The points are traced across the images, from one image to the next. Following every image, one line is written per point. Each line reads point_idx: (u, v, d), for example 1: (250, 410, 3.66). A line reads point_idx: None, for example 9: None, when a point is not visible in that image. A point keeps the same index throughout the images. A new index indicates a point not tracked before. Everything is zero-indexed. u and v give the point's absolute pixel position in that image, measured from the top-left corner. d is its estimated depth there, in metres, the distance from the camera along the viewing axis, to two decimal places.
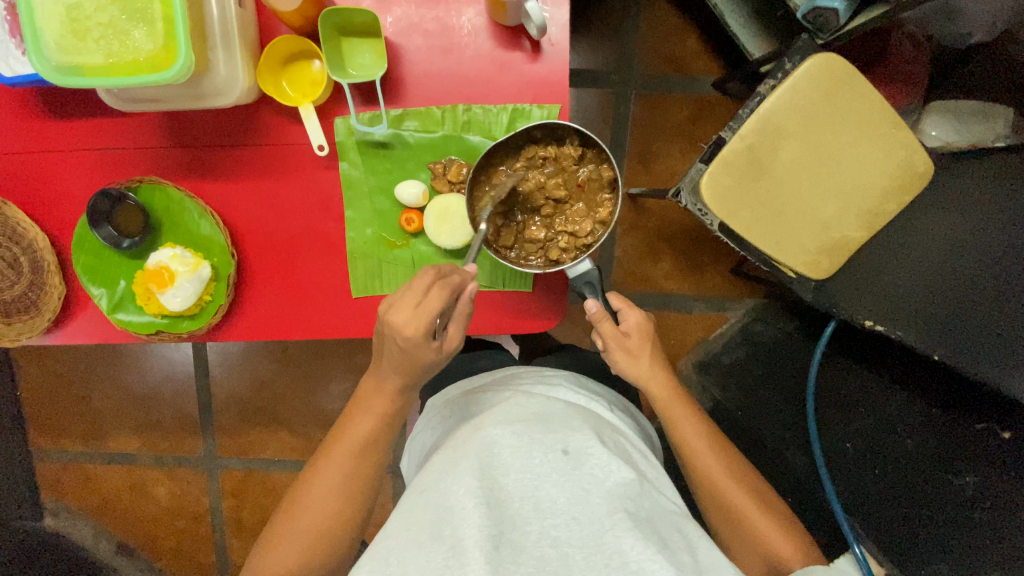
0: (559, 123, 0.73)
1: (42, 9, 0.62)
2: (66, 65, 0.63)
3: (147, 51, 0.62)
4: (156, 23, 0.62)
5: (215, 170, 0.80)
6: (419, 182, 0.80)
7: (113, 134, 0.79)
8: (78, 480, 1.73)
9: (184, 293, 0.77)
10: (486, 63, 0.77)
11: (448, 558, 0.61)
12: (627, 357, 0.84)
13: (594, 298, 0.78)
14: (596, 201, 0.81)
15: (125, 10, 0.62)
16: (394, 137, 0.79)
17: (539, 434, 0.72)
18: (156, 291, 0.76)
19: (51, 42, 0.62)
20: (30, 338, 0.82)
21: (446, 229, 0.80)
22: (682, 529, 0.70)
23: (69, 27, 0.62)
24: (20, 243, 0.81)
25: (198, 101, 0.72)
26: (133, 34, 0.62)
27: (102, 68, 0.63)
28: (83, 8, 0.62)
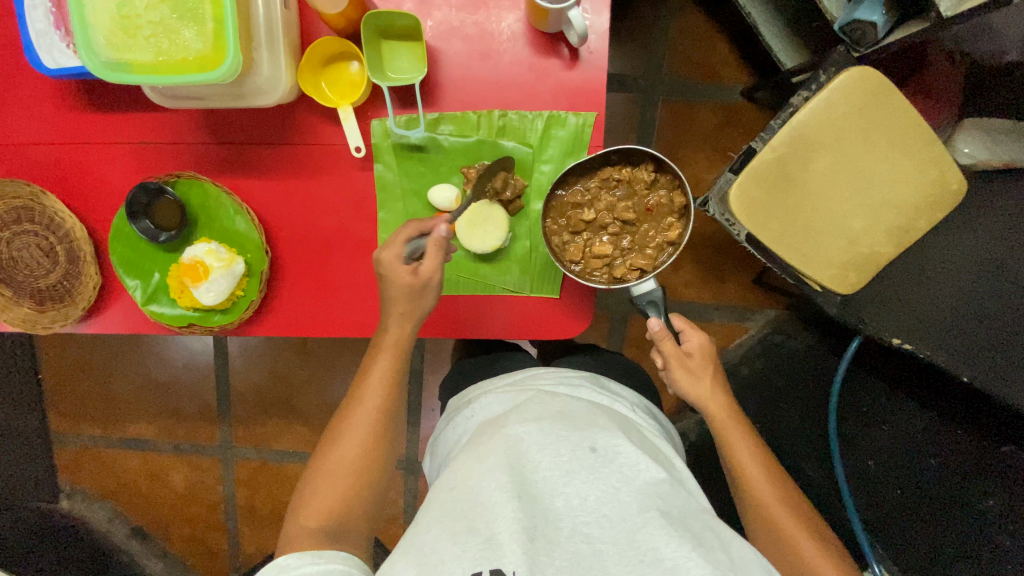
0: (637, 147, 0.74)
1: (92, 5, 0.63)
2: (115, 61, 0.64)
3: (196, 50, 0.63)
4: (206, 24, 0.63)
5: (250, 165, 0.80)
6: (452, 186, 0.80)
7: (152, 128, 0.80)
8: (96, 464, 1.76)
9: (218, 287, 0.77)
10: (524, 70, 0.77)
11: (482, 550, 0.62)
12: (688, 377, 0.83)
13: (658, 317, 0.79)
14: (664, 225, 0.80)
15: (175, 9, 0.63)
16: (430, 140, 0.79)
17: (566, 431, 0.72)
18: (189, 285, 0.77)
19: (102, 38, 0.63)
20: (63, 326, 0.83)
21: (483, 235, 0.80)
22: (714, 529, 0.67)
23: (119, 24, 0.63)
24: (56, 234, 0.82)
25: (240, 100, 0.73)
26: (183, 33, 0.63)
27: (150, 66, 0.64)
28: (133, 6, 0.63)
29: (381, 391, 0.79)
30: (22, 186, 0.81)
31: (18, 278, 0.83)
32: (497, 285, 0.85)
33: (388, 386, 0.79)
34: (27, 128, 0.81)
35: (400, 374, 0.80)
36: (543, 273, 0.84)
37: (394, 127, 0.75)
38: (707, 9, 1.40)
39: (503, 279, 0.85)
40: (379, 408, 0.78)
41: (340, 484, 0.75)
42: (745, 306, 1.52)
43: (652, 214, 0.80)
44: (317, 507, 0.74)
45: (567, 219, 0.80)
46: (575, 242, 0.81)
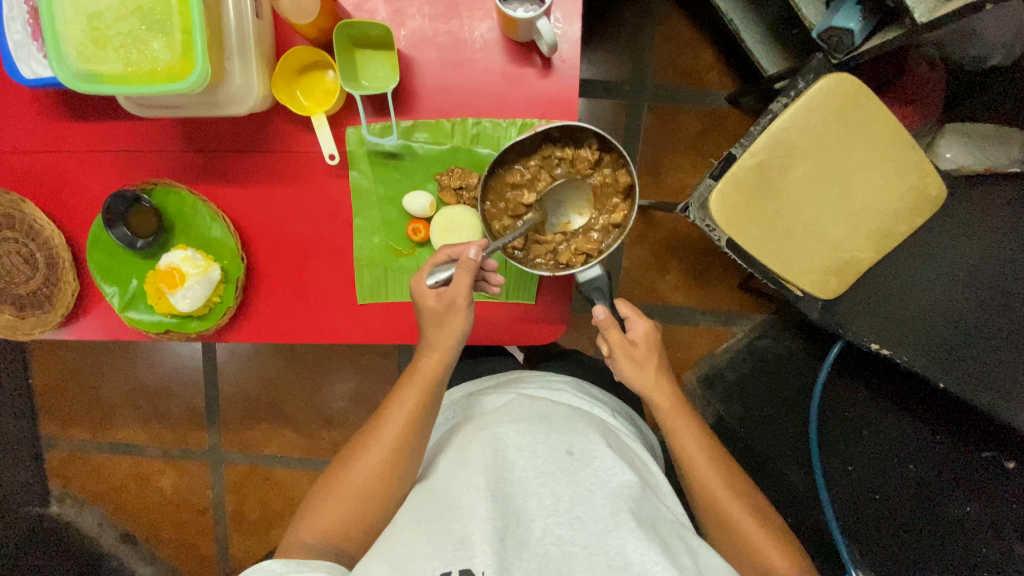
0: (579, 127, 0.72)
1: (63, 17, 0.64)
2: (86, 72, 0.65)
3: (165, 61, 0.64)
4: (176, 35, 0.63)
5: (227, 173, 0.81)
6: (427, 193, 0.81)
7: (129, 136, 0.81)
8: (86, 469, 1.76)
9: (194, 294, 0.78)
10: (497, 78, 0.78)
11: (455, 548, 0.62)
12: (633, 366, 0.81)
13: (602, 304, 0.78)
14: (609, 205, 0.79)
15: (145, 20, 0.63)
16: (404, 148, 0.80)
17: (544, 434, 0.72)
18: (166, 291, 0.78)
19: (73, 49, 0.64)
20: (42, 333, 0.84)
21: (454, 235, 0.81)
22: (682, 536, 0.69)
23: (90, 35, 0.64)
24: (36, 243, 0.83)
25: (212, 109, 0.73)
26: (152, 44, 0.64)
27: (120, 76, 0.65)
28: (104, 17, 0.63)
29: (407, 410, 0.77)
30: (2, 195, 0.81)
31: None
32: (474, 291, 0.86)
33: (410, 405, 0.77)
34: (7, 136, 0.82)
35: (427, 393, 0.78)
36: (522, 277, 0.86)
37: (368, 135, 0.75)
38: (691, 16, 1.41)
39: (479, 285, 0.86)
40: (404, 427, 0.76)
41: (347, 498, 0.74)
42: (731, 311, 1.52)
43: (596, 194, 0.79)
44: (323, 518, 0.73)
45: (507, 201, 0.79)
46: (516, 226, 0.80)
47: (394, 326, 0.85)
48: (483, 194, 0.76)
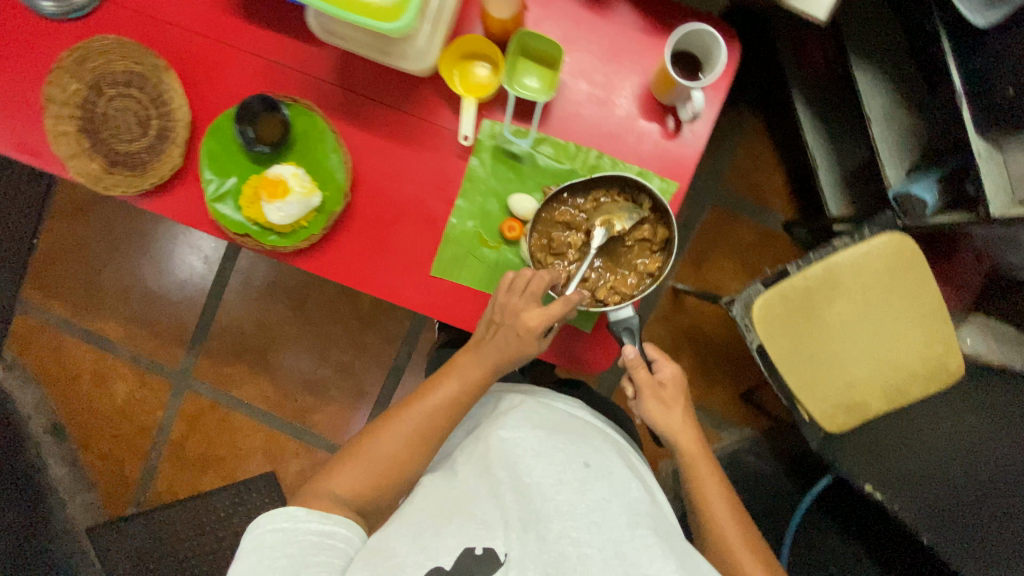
0: (631, 180, 0.78)
1: None
2: None
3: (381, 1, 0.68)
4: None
5: (362, 118, 0.86)
6: (532, 199, 0.86)
7: (289, 54, 0.86)
8: (49, 347, 1.70)
9: (289, 211, 0.81)
10: (631, 125, 0.85)
11: (479, 529, 0.73)
12: (659, 406, 0.85)
13: (632, 344, 0.81)
14: (646, 256, 0.85)
15: None
16: (528, 154, 0.85)
17: (564, 446, 0.81)
18: (265, 199, 0.81)
19: None
20: (121, 194, 0.86)
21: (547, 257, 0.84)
22: (689, 552, 0.74)
23: None
24: (156, 112, 0.86)
25: (384, 57, 0.79)
26: None
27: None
28: None
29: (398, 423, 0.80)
30: (148, 58, 0.85)
31: (101, 135, 0.87)
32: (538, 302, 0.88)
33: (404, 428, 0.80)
34: (177, 12, 0.86)
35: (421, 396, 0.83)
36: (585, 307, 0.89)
37: (506, 131, 0.82)
38: (776, 141, 1.54)
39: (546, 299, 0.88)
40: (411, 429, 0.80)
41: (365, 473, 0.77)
42: (724, 415, 1.58)
43: (635, 248, 0.84)
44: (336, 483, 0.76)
45: (552, 240, 0.84)
46: (559, 261, 0.85)
47: (454, 308, 0.88)
48: (531, 228, 0.81)
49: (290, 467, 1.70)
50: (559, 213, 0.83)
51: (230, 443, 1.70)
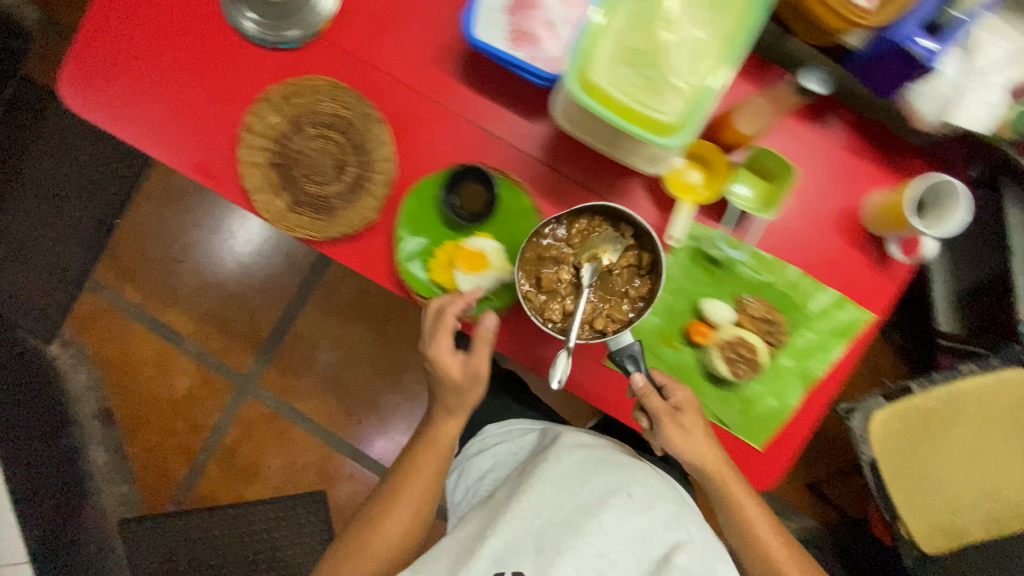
0: (616, 208, 0.75)
1: (604, 31, 0.62)
2: (589, 81, 0.63)
3: (665, 113, 0.62)
4: (681, 81, 0.62)
5: (562, 198, 0.84)
6: (727, 305, 0.81)
7: (500, 122, 0.83)
8: (113, 331, 1.64)
9: (484, 285, 0.82)
10: (835, 248, 0.83)
11: (508, 552, 0.72)
12: (680, 432, 0.78)
13: (638, 371, 0.76)
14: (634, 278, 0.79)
15: (675, 72, 0.62)
16: (728, 260, 0.82)
17: (597, 477, 0.79)
18: (461, 270, 0.82)
19: (593, 60, 0.62)
20: (306, 237, 0.84)
21: (738, 370, 0.81)
22: None
23: (618, 59, 0.62)
24: (353, 159, 0.83)
25: (622, 154, 0.76)
26: (665, 94, 0.62)
27: (616, 104, 0.63)
28: (640, 51, 0.62)
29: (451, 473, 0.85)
30: (360, 105, 0.82)
31: (291, 173, 0.83)
32: (711, 410, 0.84)
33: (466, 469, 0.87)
34: (390, 59, 0.83)
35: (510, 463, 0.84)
36: (760, 422, 0.84)
37: (724, 243, 0.80)
38: None
39: (721, 408, 0.84)
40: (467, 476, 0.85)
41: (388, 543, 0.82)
42: (792, 505, 1.57)
43: (624, 275, 0.79)
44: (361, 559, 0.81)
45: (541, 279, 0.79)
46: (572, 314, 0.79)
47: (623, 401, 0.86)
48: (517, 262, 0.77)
49: (341, 490, 1.65)
50: (544, 247, 0.79)
51: (284, 456, 1.65)
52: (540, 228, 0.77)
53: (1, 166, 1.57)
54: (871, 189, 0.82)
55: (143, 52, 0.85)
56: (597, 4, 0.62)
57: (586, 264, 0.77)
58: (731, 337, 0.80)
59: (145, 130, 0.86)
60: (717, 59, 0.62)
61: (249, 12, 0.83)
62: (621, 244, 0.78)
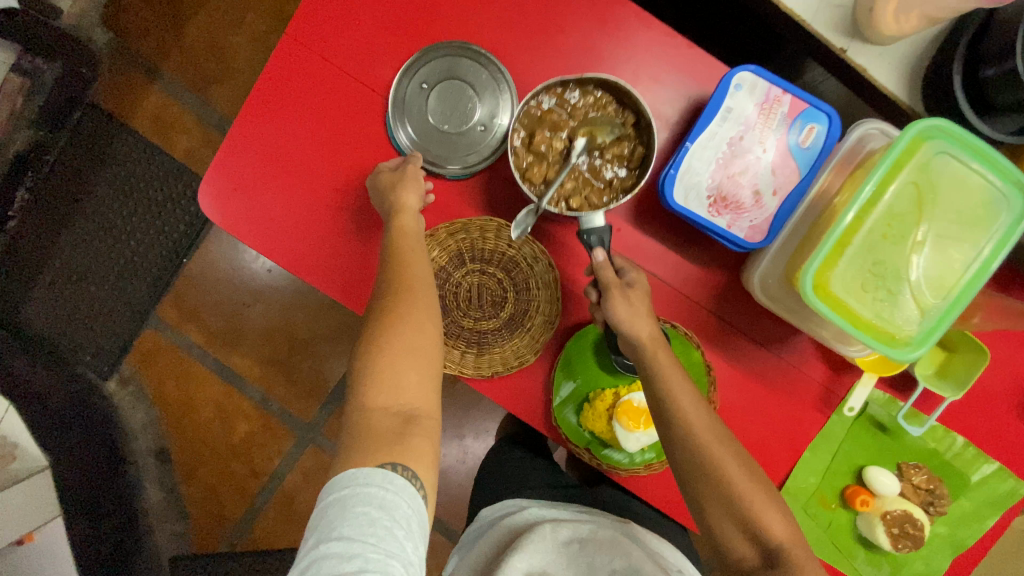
0: (620, 82, 0.69)
1: (853, 243, 0.58)
2: (830, 291, 0.58)
3: (907, 331, 0.58)
4: (923, 299, 0.58)
5: (728, 350, 0.79)
6: (890, 474, 0.80)
7: (670, 266, 0.78)
8: (174, 368, 1.48)
9: (644, 441, 0.77)
10: (1000, 420, 0.81)
11: None
12: (626, 308, 0.68)
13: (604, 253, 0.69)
14: (608, 163, 0.72)
15: (924, 291, 0.58)
16: (895, 426, 0.80)
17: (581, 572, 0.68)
18: (623, 424, 0.76)
19: (837, 272, 0.58)
20: (456, 373, 0.78)
21: (902, 544, 0.79)
22: None
23: (865, 272, 0.58)
24: (514, 295, 0.79)
25: (814, 334, 0.72)
26: (911, 313, 0.58)
27: (857, 317, 0.59)
28: (890, 267, 0.58)
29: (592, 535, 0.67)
30: (523, 244, 0.79)
31: (447, 305, 0.79)
32: (860, 571, 0.83)
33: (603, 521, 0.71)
34: None
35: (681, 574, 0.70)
36: None
37: (905, 418, 0.77)
38: None
39: (870, 571, 0.82)
40: None
41: (411, 354, 0.63)
42: None
43: (607, 162, 0.72)
44: (405, 388, 0.61)
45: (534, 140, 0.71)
46: (521, 158, 0.71)
47: None
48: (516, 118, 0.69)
49: None
50: (546, 111, 0.71)
51: None
52: (543, 91, 0.71)
53: (57, 186, 1.41)
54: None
55: (292, 164, 0.78)
56: (844, 217, 0.57)
57: (581, 137, 0.70)
58: (897, 511, 0.78)
59: (286, 245, 0.79)
60: (968, 275, 0.57)
61: (405, 122, 0.77)
62: (618, 130, 0.71)
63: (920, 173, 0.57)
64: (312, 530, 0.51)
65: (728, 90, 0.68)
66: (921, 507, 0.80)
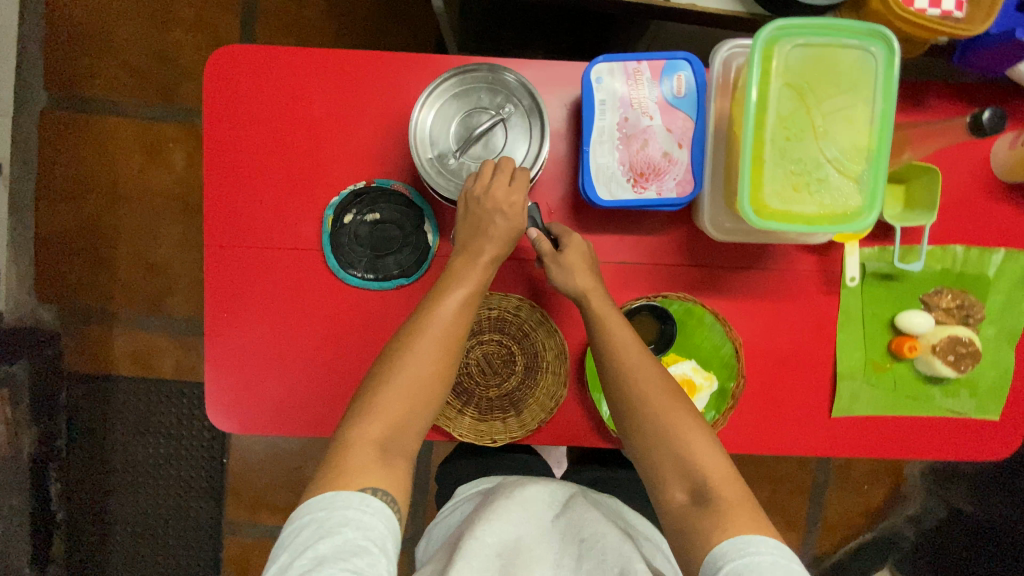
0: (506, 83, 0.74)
1: (767, 160, 0.61)
2: (772, 209, 0.62)
3: (854, 203, 0.62)
4: (850, 171, 0.62)
5: (722, 288, 0.83)
6: (920, 312, 0.82)
7: (633, 249, 0.82)
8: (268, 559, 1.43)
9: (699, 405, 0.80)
10: (981, 213, 0.84)
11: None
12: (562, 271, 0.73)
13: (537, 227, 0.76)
14: None
15: (848, 165, 0.61)
16: (899, 271, 0.83)
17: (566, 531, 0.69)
18: None
19: (769, 191, 0.62)
20: (510, 439, 0.82)
21: (963, 365, 0.81)
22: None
23: (790, 178, 0.61)
24: (518, 345, 0.83)
25: (783, 238, 0.75)
26: (847, 187, 0.62)
27: (806, 217, 0.62)
28: (808, 163, 0.61)
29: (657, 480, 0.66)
30: (502, 300, 0.83)
31: (467, 388, 0.83)
32: (943, 406, 0.85)
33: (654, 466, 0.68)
34: None
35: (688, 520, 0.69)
36: (990, 396, 0.85)
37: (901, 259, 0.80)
38: None
39: (951, 401, 0.85)
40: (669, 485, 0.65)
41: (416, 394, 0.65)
42: None
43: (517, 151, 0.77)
44: (396, 415, 0.64)
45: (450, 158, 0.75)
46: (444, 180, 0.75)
47: (861, 438, 0.85)
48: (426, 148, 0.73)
49: None
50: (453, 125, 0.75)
51: None
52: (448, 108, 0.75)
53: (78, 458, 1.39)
54: (994, 140, 0.83)
55: (273, 347, 0.82)
56: (747, 146, 0.61)
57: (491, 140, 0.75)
58: (943, 339, 0.81)
59: (308, 414, 0.82)
60: (876, 128, 0.61)
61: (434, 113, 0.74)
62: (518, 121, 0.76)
63: (787, 75, 0.60)
64: (287, 547, 0.54)
65: (591, 86, 0.72)
66: (963, 324, 0.83)
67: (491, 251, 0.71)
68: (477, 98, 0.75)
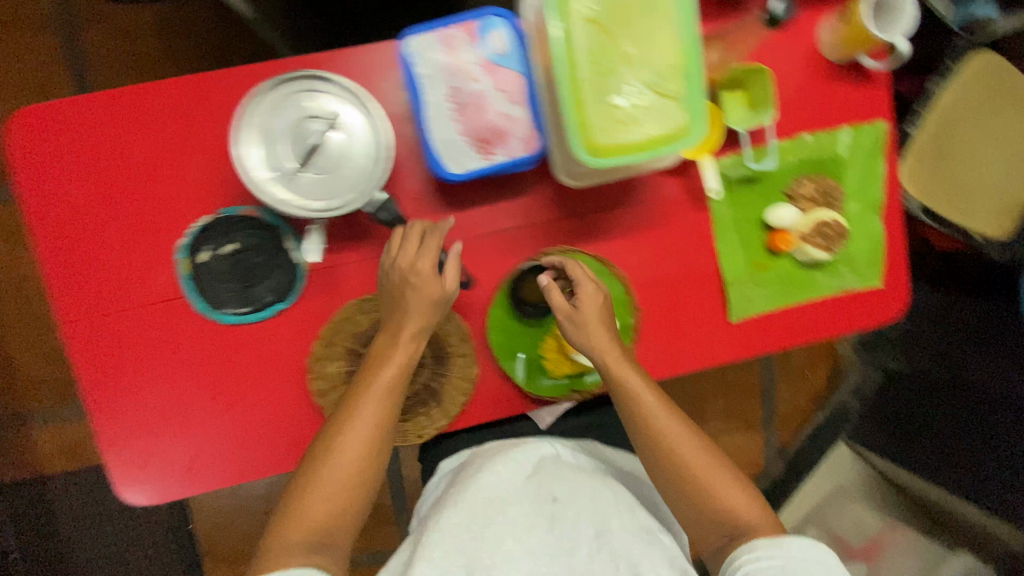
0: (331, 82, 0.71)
1: (587, 101, 0.61)
2: (604, 148, 0.62)
3: (680, 122, 0.63)
4: (668, 92, 0.62)
5: (601, 230, 0.84)
6: (786, 206, 0.86)
7: (506, 214, 0.81)
8: None
9: None
10: (820, 98, 0.88)
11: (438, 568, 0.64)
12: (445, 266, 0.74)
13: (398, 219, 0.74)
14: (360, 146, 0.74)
15: (665, 87, 0.62)
16: (760, 171, 0.86)
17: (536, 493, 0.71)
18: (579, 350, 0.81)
19: (596, 130, 0.62)
20: (437, 431, 0.82)
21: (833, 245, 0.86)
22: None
23: (613, 113, 0.62)
24: None
25: (638, 169, 0.76)
26: (670, 109, 0.63)
27: (639, 147, 0.63)
28: (627, 94, 0.62)
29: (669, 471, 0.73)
30: None
31: None
32: (830, 286, 0.89)
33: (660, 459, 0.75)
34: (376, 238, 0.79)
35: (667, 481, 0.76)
36: (868, 266, 0.90)
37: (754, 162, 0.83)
38: None
39: (835, 280, 0.89)
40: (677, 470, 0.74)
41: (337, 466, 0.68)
42: None
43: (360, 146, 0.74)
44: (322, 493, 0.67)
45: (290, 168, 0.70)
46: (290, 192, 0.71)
47: (766, 335, 0.89)
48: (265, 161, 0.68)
49: None
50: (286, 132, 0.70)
51: None
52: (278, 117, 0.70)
53: None
54: (815, 27, 0.87)
55: (169, 408, 0.78)
56: (564, 91, 0.61)
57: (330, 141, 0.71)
58: (810, 227, 0.85)
59: (225, 464, 0.79)
60: (682, 45, 0.62)
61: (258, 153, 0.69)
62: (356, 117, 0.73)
63: (584, 11, 0.60)
64: None
65: (411, 63, 0.70)
66: (827, 208, 0.87)
67: (416, 324, 0.73)
68: (302, 107, 0.71)
